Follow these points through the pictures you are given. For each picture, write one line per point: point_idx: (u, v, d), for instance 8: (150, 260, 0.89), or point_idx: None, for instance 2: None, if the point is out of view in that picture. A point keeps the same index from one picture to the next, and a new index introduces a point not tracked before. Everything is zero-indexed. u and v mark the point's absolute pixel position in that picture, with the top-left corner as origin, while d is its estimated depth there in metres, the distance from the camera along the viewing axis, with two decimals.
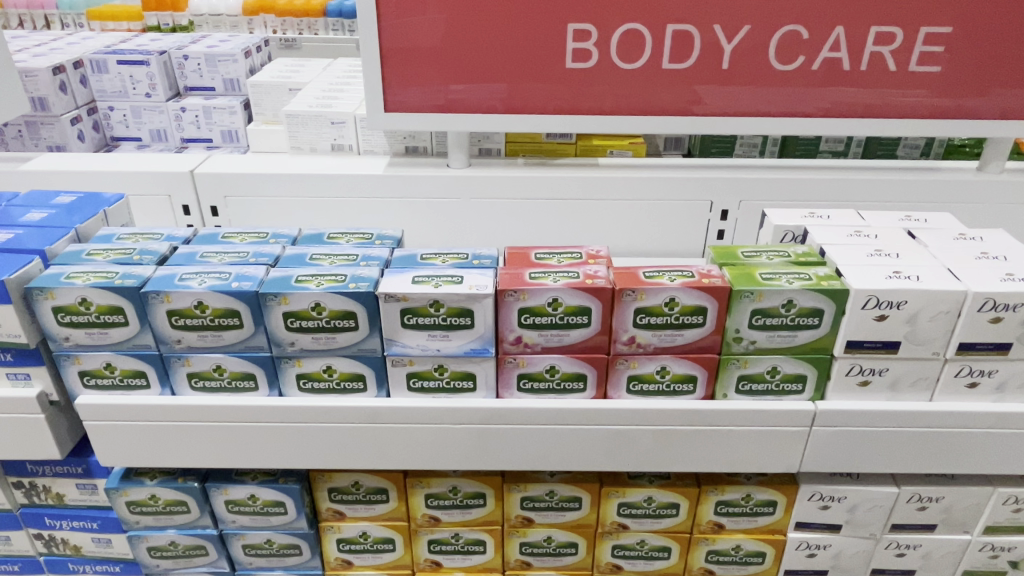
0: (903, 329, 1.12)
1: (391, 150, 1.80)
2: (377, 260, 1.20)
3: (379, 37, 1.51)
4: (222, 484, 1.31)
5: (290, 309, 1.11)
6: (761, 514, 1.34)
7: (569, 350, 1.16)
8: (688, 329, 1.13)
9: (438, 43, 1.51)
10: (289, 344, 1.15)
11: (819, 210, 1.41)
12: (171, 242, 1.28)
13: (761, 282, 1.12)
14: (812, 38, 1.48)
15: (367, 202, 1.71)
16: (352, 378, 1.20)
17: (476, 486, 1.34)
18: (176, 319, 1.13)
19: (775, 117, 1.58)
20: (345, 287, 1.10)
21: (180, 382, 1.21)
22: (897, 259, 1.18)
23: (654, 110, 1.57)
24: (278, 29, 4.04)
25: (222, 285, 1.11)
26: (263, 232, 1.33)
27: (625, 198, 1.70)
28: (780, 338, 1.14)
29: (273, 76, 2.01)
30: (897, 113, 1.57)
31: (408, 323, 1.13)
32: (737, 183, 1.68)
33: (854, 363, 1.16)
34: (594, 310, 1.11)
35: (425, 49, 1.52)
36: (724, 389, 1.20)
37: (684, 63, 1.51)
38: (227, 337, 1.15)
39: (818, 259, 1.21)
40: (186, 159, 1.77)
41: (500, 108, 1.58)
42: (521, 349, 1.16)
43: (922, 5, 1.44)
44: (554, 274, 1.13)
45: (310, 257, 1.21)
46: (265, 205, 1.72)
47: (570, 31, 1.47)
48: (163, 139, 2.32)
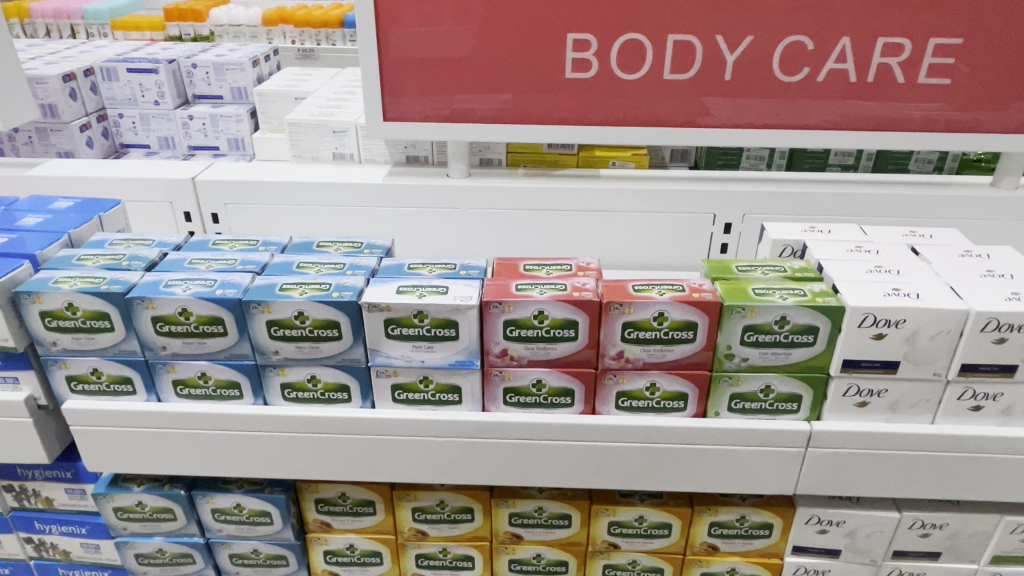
0: (1020, 353, 1.10)
1: (466, 162, 1.79)
2: (477, 271, 1.24)
3: (381, 43, 1.50)
4: (308, 490, 1.35)
5: (393, 316, 1.13)
6: (842, 536, 1.31)
7: (672, 366, 1.17)
8: (795, 348, 1.13)
9: (461, 54, 1.49)
10: (390, 354, 1.17)
11: (975, 247, 1.31)
12: (270, 251, 1.35)
13: (869, 300, 1.11)
14: (905, 51, 1.43)
15: (435, 212, 1.70)
16: (448, 390, 1.21)
17: (562, 507, 1.34)
18: (275, 329, 1.16)
19: (864, 128, 1.52)
20: (448, 297, 1.12)
21: (273, 393, 1.24)
22: (1012, 280, 1.18)
23: (743, 123, 1.53)
24: (296, 40, 4.06)
25: (323, 294, 1.14)
26: (358, 241, 1.41)
27: (709, 213, 1.67)
28: (892, 357, 1.13)
29: (344, 87, 2.04)
30: (994, 129, 1.53)
31: (510, 335, 1.14)
32: (824, 198, 1.64)
33: (967, 387, 1.15)
34: (701, 326, 1.12)
35: (447, 57, 1.50)
36: (828, 409, 1.20)
37: (786, 75, 1.47)
38: (324, 349, 1.17)
39: (931, 280, 1.19)
40: (260, 169, 1.78)
41: (579, 121, 1.55)
42: (625, 364, 1.17)
43: (1022, 19, 1.40)
44: (661, 289, 1.14)
45: (409, 267, 1.25)
46: (347, 215, 1.72)
47: (653, 42, 1.44)
48: (240, 149, 2.36)
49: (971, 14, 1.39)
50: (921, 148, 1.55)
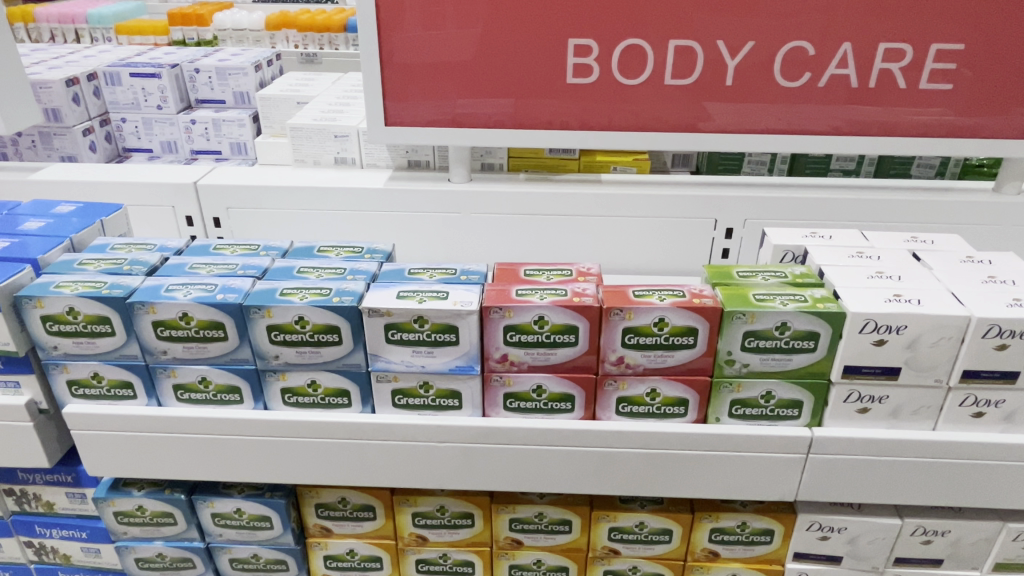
0: (903, 355, 1.08)
1: (394, 163, 1.79)
2: (364, 275, 1.18)
3: (388, 48, 1.50)
4: (209, 497, 1.30)
5: (274, 322, 1.10)
6: (742, 538, 1.29)
7: (553, 369, 1.13)
8: (678, 350, 1.10)
9: (451, 58, 1.50)
10: (272, 357, 1.14)
11: (867, 248, 1.25)
12: (162, 253, 1.27)
13: (754, 303, 1.08)
14: (818, 55, 1.44)
15: (364, 215, 1.70)
16: (336, 394, 1.18)
17: (464, 506, 1.31)
18: (161, 330, 1.13)
19: (773, 132, 1.54)
20: (328, 301, 1.09)
21: (166, 394, 1.20)
22: (898, 281, 1.13)
23: (659, 126, 1.55)
24: (301, 44, 3.88)
25: (206, 296, 1.11)
26: (254, 244, 1.31)
27: (632, 215, 1.68)
28: (774, 361, 1.10)
29: (283, 90, 2.02)
30: (911, 133, 1.53)
31: (392, 339, 1.11)
32: (741, 200, 1.64)
33: (852, 390, 1.12)
34: (583, 329, 1.09)
35: (454, 62, 1.50)
36: (717, 413, 1.16)
37: (687, 79, 1.49)
38: (212, 350, 1.14)
39: (817, 281, 1.16)
40: (190, 171, 1.78)
41: (507, 124, 1.57)
42: (505, 366, 1.13)
43: (933, 21, 1.40)
44: (540, 291, 1.11)
45: (298, 270, 1.19)
46: (272, 216, 1.72)
47: (569, 46, 1.46)
48: (173, 151, 2.15)
49: (883, 17, 1.40)
50: (835, 153, 1.57)
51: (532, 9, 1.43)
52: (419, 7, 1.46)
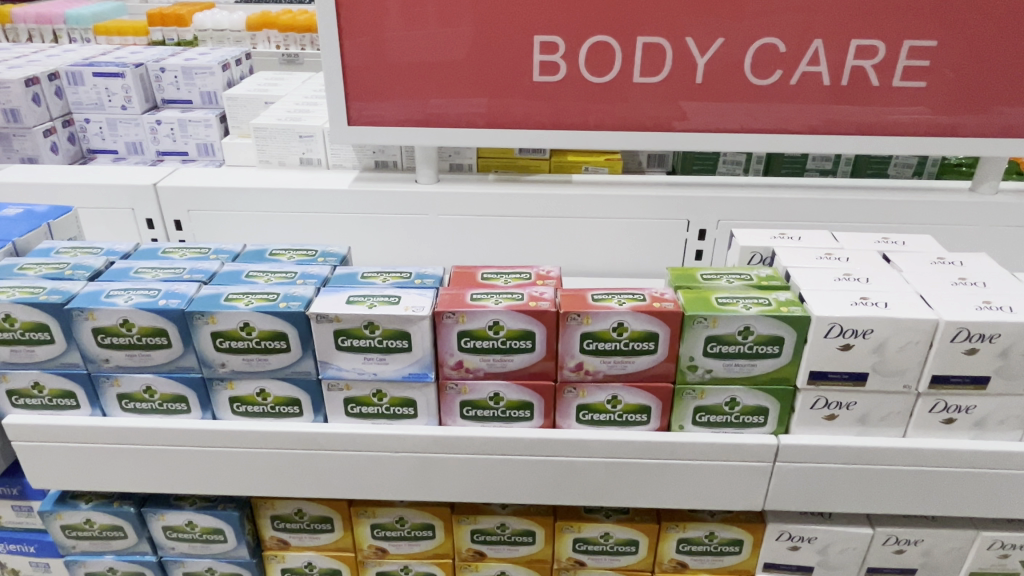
0: (870, 360, 1.04)
1: (361, 164, 1.74)
2: (315, 279, 1.13)
3: (378, 47, 1.46)
4: (159, 510, 1.25)
5: (219, 328, 1.06)
6: (711, 548, 1.25)
7: (510, 376, 1.09)
8: (638, 356, 1.06)
9: (438, 59, 1.46)
10: (219, 365, 1.09)
11: (836, 249, 1.22)
12: (108, 257, 1.23)
13: (716, 307, 1.04)
14: (789, 52, 1.41)
15: (329, 217, 1.66)
16: (287, 403, 1.13)
17: (424, 517, 1.27)
18: (102, 338, 1.08)
19: (746, 131, 1.51)
20: (275, 306, 1.05)
21: (110, 404, 1.15)
22: (865, 284, 1.10)
23: (630, 125, 1.51)
24: (283, 44, 3.74)
25: (148, 302, 1.06)
26: (205, 247, 1.27)
27: (603, 217, 1.64)
28: (738, 367, 1.06)
29: (251, 89, 1.98)
30: (887, 131, 1.50)
31: (342, 345, 1.07)
32: (714, 201, 1.61)
33: (819, 396, 1.08)
34: (539, 334, 1.05)
35: (439, 62, 1.46)
36: (681, 421, 1.12)
37: (657, 77, 1.45)
38: (156, 358, 1.10)
39: (782, 283, 1.12)
40: (152, 172, 1.73)
41: (479, 123, 1.53)
42: (461, 373, 1.09)
43: (904, 17, 1.37)
44: (496, 296, 1.07)
45: (247, 274, 1.15)
46: (235, 219, 1.67)
47: (536, 44, 1.42)
48: (139, 152, 2.10)
49: (853, 13, 1.37)
50: (811, 152, 1.53)
51: (493, 5, 1.40)
52: (399, 5, 1.41)
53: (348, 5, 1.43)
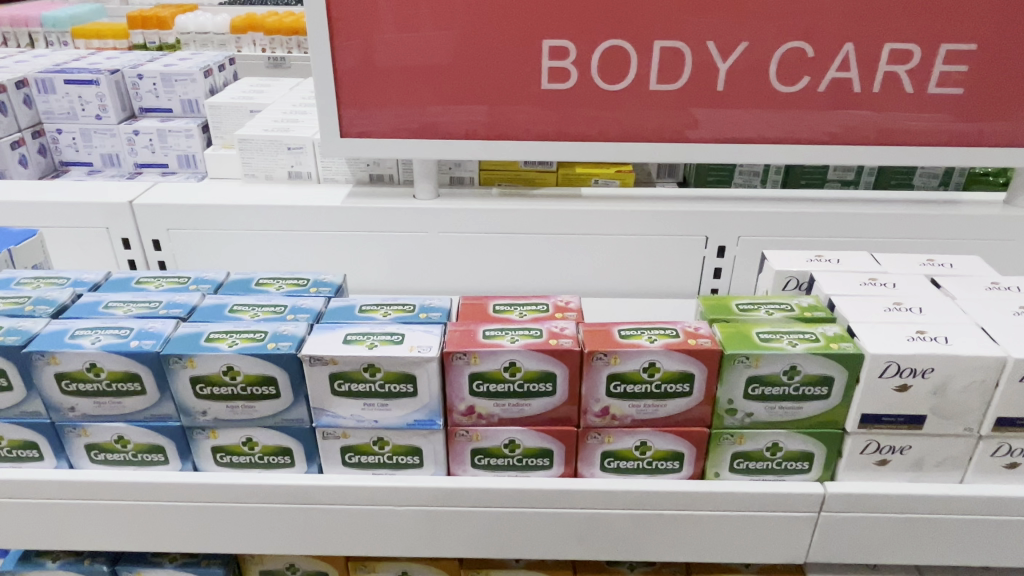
0: (928, 402, 0.94)
1: (354, 178, 1.62)
2: (308, 313, 1.02)
3: (369, 48, 1.33)
4: (135, 567, 1.13)
5: (199, 373, 0.94)
6: None
7: (529, 421, 0.98)
8: (671, 399, 0.95)
9: (431, 62, 1.33)
10: (200, 413, 0.97)
11: (880, 274, 1.11)
12: (75, 289, 1.10)
13: (759, 344, 0.93)
14: (817, 57, 1.31)
15: (320, 236, 1.54)
16: (276, 452, 1.01)
17: (430, 572, 1.15)
18: (67, 384, 0.96)
19: (768, 141, 1.40)
20: (262, 348, 0.93)
21: (77, 455, 1.02)
22: (919, 314, 0.99)
23: (641, 134, 1.40)
24: (267, 48, 3.61)
25: (118, 344, 0.94)
26: (184, 275, 1.14)
27: (616, 233, 1.52)
28: (782, 410, 0.96)
29: (235, 97, 1.86)
30: (915, 140, 1.39)
31: (339, 390, 0.95)
32: (735, 216, 1.50)
33: (870, 440, 0.98)
34: (561, 375, 0.94)
35: (431, 66, 1.33)
36: (717, 468, 1.01)
37: (673, 84, 1.34)
38: (129, 405, 0.97)
39: (827, 314, 1.01)
40: (128, 187, 1.60)
41: (481, 133, 1.41)
42: (474, 419, 0.97)
43: (940, 19, 1.27)
44: (512, 332, 0.96)
45: (230, 308, 1.03)
46: (218, 238, 1.55)
47: (545, 48, 1.31)
48: (116, 164, 1.95)
49: (887, 15, 1.26)
50: (836, 163, 1.43)
51: (498, 5, 1.28)
52: (393, 5, 1.28)
53: (338, 1, 1.30)
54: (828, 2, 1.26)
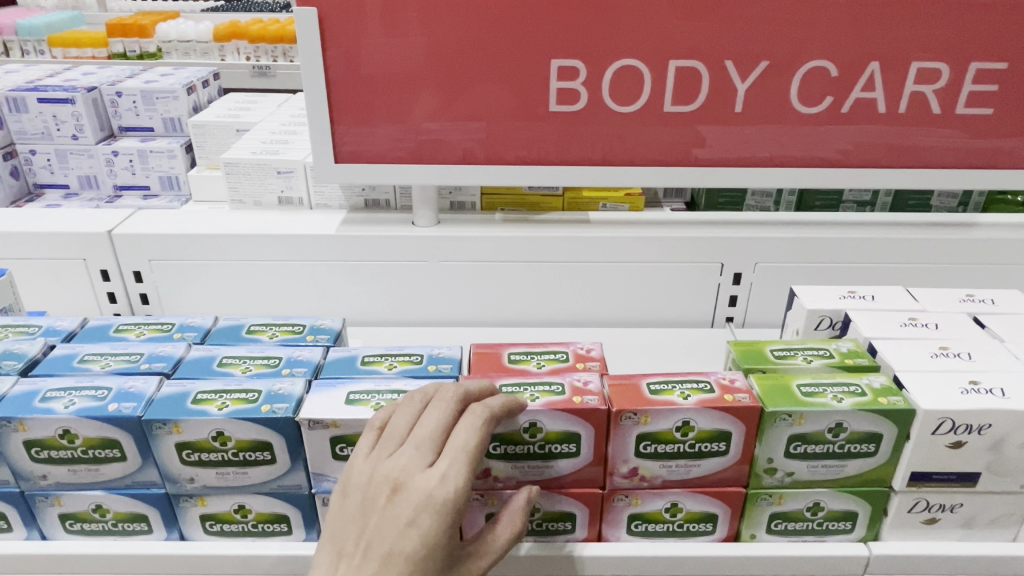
0: (984, 458, 0.87)
1: (348, 204, 1.53)
2: (305, 367, 0.94)
3: (355, 56, 1.19)
4: None
5: (185, 439, 0.85)
6: None
7: (551, 484, 0.89)
8: (706, 458, 0.87)
9: (418, 67, 1.19)
10: (186, 480, 0.88)
11: (920, 313, 1.05)
12: (48, 340, 1.01)
13: (802, 399, 0.86)
14: (842, 75, 1.18)
15: (312, 266, 1.44)
16: (272, 519, 0.92)
17: None
18: (36, 451, 0.86)
19: (786, 163, 1.28)
20: (255, 411, 0.84)
21: (50, 525, 0.92)
22: (969, 361, 0.93)
23: (640, 155, 1.27)
24: (252, 56, 3.45)
25: (94, 407, 0.85)
26: (168, 322, 1.06)
27: (628, 261, 1.44)
28: (825, 469, 0.88)
29: (220, 115, 1.76)
30: (930, 161, 1.27)
31: (341, 454, 0.86)
32: (753, 241, 1.41)
33: (919, 499, 0.90)
34: (586, 435, 0.85)
35: (420, 81, 1.20)
36: (752, 529, 0.93)
37: (680, 102, 1.21)
38: (107, 472, 0.88)
39: (869, 360, 0.95)
40: (107, 215, 1.50)
41: (479, 154, 1.28)
42: (489, 483, 0.88)
43: (973, 36, 1.15)
44: (531, 389, 0.87)
45: (219, 362, 0.95)
46: (204, 268, 1.45)
47: (550, 67, 1.18)
48: (94, 186, 1.85)
49: (920, 31, 1.14)
50: (849, 184, 1.30)
51: (493, 18, 1.15)
52: (381, 10, 1.15)
53: (326, 5, 1.16)
54: (859, 12, 1.13)
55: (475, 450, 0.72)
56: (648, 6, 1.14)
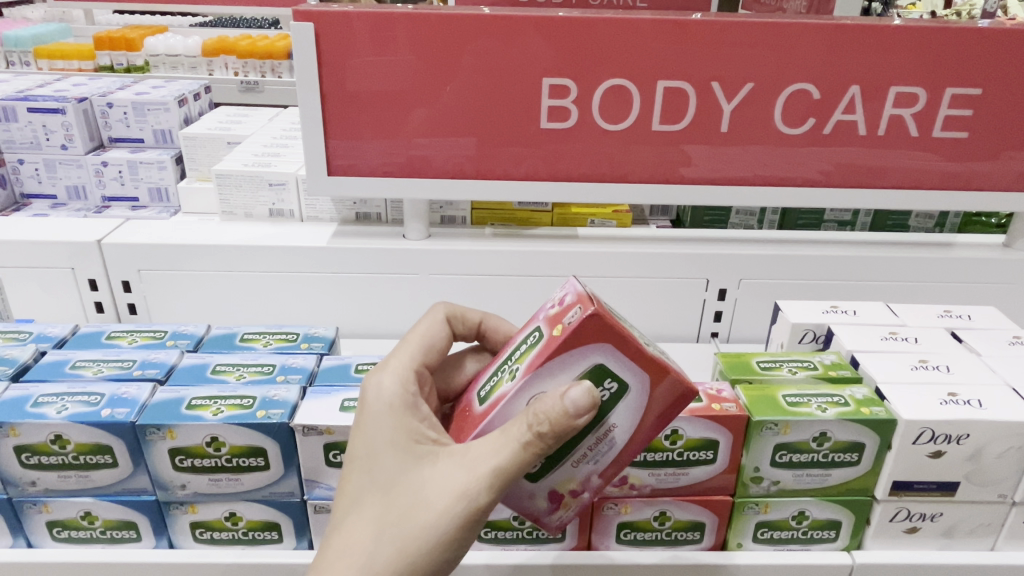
0: (963, 468, 0.89)
1: (339, 216, 1.54)
2: (299, 374, 0.95)
3: (342, 74, 1.21)
4: None
5: (179, 445, 0.85)
6: None
7: (652, 431, 0.71)
8: (694, 467, 0.89)
9: (410, 86, 1.22)
10: (178, 487, 0.88)
11: (900, 327, 1.08)
12: (39, 345, 1.01)
13: (787, 409, 0.88)
14: (824, 99, 1.22)
15: (302, 277, 1.45)
16: (262, 527, 0.92)
17: None
18: (27, 458, 0.86)
19: (771, 182, 1.31)
20: (251, 417, 0.85)
21: (38, 533, 0.91)
22: (947, 373, 0.95)
23: (630, 173, 1.29)
24: (240, 72, 3.44)
25: (88, 413, 0.85)
26: (161, 329, 1.07)
27: (617, 276, 1.46)
28: (810, 478, 0.90)
29: (212, 128, 1.78)
30: (909, 182, 1.31)
31: (334, 461, 0.86)
32: (737, 258, 1.44)
33: (901, 508, 0.92)
34: (611, 362, 0.66)
35: (413, 101, 1.23)
36: (739, 538, 0.94)
37: (671, 123, 1.24)
38: (97, 478, 0.88)
39: (852, 372, 0.97)
40: (96, 224, 1.50)
41: (470, 171, 1.30)
42: (581, 499, 0.74)
43: (948, 62, 1.19)
44: (509, 367, 0.72)
45: (214, 369, 0.95)
46: (193, 278, 1.45)
47: (543, 86, 1.21)
48: (82, 197, 1.83)
49: (897, 58, 1.19)
50: (832, 206, 1.34)
51: (486, 37, 1.18)
52: (375, 31, 1.18)
53: (322, 24, 1.18)
54: (835, 39, 1.18)
55: (368, 405, 0.72)
56: (638, 29, 1.17)
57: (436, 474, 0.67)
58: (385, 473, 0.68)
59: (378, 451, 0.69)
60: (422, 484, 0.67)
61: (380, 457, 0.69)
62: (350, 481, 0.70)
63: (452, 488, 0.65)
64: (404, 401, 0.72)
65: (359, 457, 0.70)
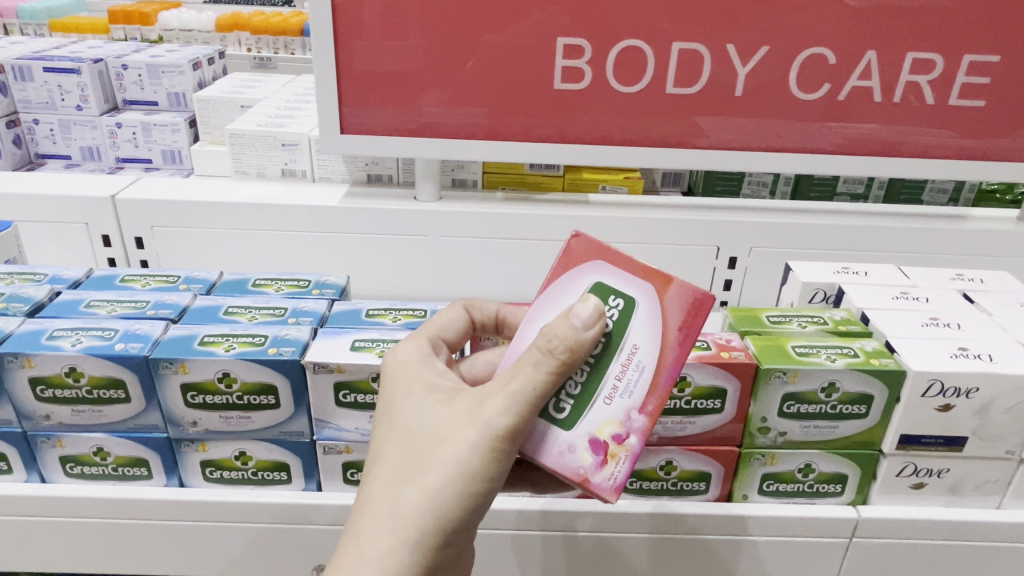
0: (971, 423, 0.89)
1: (351, 177, 1.55)
2: (310, 317, 0.96)
3: (350, 55, 1.23)
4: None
5: (191, 379, 0.86)
6: None
7: (679, 346, 0.72)
8: (701, 416, 0.89)
9: (423, 66, 1.23)
10: (189, 424, 0.89)
11: (911, 288, 1.08)
12: (54, 287, 1.03)
13: (795, 358, 0.88)
14: (840, 63, 1.20)
15: (313, 237, 1.45)
16: (272, 468, 0.92)
17: None
18: (42, 391, 0.87)
19: (785, 151, 1.30)
20: (262, 353, 0.86)
21: (51, 468, 0.93)
22: (958, 331, 0.95)
23: (642, 141, 1.29)
24: (254, 48, 3.47)
25: (102, 347, 0.86)
26: (173, 275, 1.08)
27: (628, 242, 1.45)
28: (817, 430, 0.90)
29: (224, 91, 1.78)
30: (924, 152, 1.30)
31: (344, 401, 0.87)
32: (748, 225, 1.44)
33: (907, 463, 0.92)
34: (609, 277, 0.74)
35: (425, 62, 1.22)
36: (745, 489, 0.95)
37: (684, 89, 1.23)
38: (110, 413, 0.89)
39: (861, 328, 0.97)
40: (111, 181, 1.51)
41: (480, 135, 1.29)
42: (628, 447, 0.71)
43: (967, 27, 1.17)
44: None
45: (225, 310, 0.97)
46: (205, 236, 1.46)
47: (557, 46, 1.19)
48: (97, 158, 1.85)
49: (917, 23, 1.16)
50: (846, 175, 1.32)
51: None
52: (383, 9, 1.18)
53: None
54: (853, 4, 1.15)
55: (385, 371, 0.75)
56: None
57: (454, 414, 0.68)
58: (402, 426, 0.70)
59: (393, 409, 0.71)
60: (435, 430, 0.68)
61: (396, 414, 0.71)
62: (378, 438, 0.72)
63: (469, 423, 0.66)
64: (419, 360, 0.75)
65: (382, 416, 0.73)
